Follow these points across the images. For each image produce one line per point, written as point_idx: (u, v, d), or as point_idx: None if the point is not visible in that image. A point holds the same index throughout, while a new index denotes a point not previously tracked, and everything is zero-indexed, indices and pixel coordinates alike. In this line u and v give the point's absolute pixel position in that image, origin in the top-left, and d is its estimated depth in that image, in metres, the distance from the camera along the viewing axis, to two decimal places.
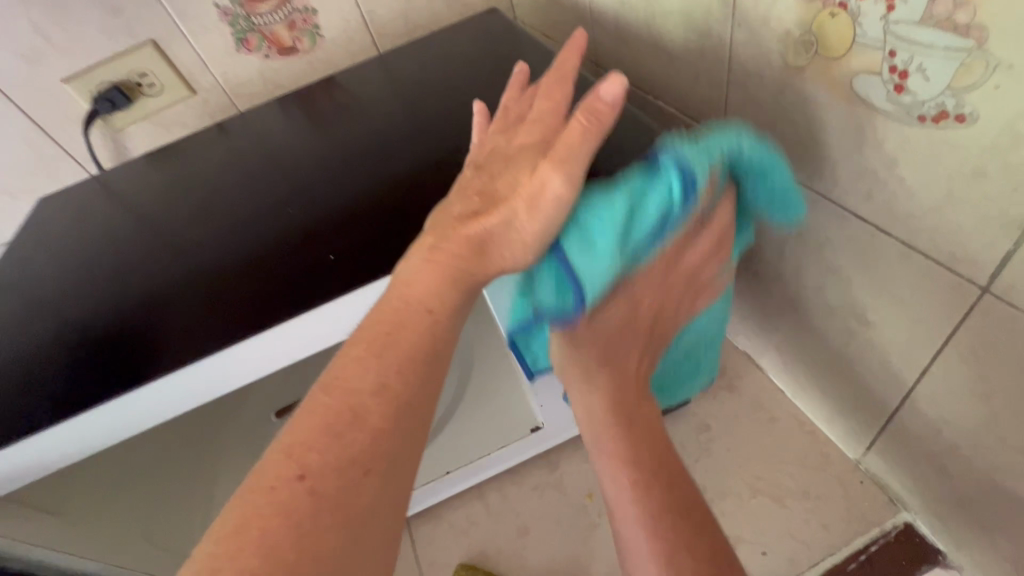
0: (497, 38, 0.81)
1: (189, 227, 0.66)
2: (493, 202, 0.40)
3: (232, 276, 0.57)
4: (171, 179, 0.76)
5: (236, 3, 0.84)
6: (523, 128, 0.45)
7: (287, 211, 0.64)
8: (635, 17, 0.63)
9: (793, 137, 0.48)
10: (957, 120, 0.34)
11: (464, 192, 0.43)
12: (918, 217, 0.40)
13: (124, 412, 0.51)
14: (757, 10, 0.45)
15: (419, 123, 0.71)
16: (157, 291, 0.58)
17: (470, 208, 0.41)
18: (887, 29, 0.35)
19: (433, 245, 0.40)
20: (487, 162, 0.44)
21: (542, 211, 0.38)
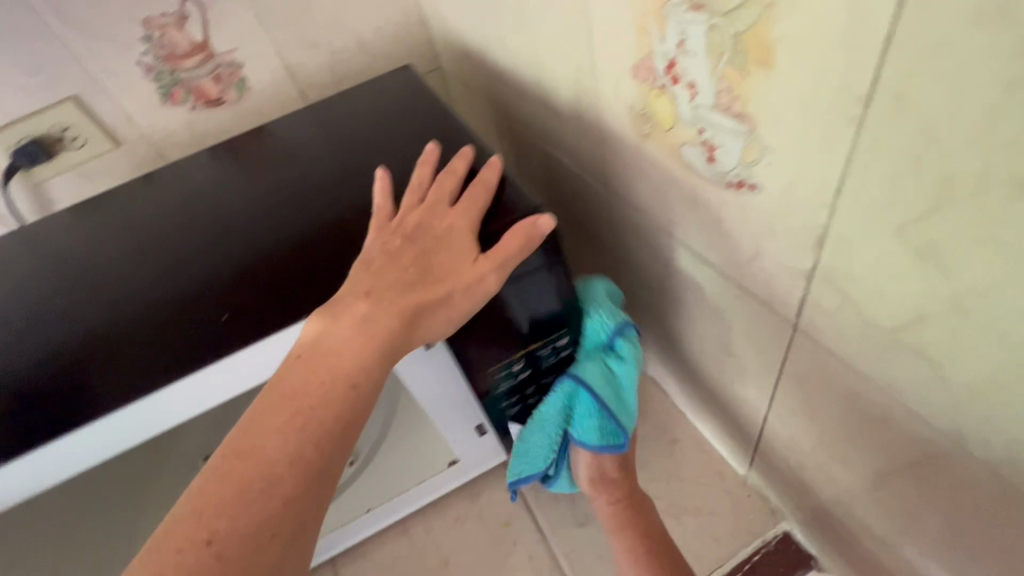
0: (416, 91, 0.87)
1: (118, 273, 0.67)
2: (430, 281, 0.47)
3: (158, 322, 0.59)
4: (100, 223, 0.77)
5: (159, 59, 0.87)
6: (454, 213, 0.51)
7: (205, 263, 0.65)
8: (528, 78, 0.70)
9: (652, 193, 0.54)
10: (750, 188, 0.40)
11: (399, 258, 0.48)
12: (743, 264, 0.46)
13: (54, 456, 0.54)
14: (610, 83, 0.51)
15: (340, 169, 0.74)
16: (75, 349, 0.58)
17: (406, 279, 0.47)
18: (695, 111, 0.42)
19: (366, 310, 0.44)
20: (419, 235, 0.49)
21: (476, 297, 0.48)
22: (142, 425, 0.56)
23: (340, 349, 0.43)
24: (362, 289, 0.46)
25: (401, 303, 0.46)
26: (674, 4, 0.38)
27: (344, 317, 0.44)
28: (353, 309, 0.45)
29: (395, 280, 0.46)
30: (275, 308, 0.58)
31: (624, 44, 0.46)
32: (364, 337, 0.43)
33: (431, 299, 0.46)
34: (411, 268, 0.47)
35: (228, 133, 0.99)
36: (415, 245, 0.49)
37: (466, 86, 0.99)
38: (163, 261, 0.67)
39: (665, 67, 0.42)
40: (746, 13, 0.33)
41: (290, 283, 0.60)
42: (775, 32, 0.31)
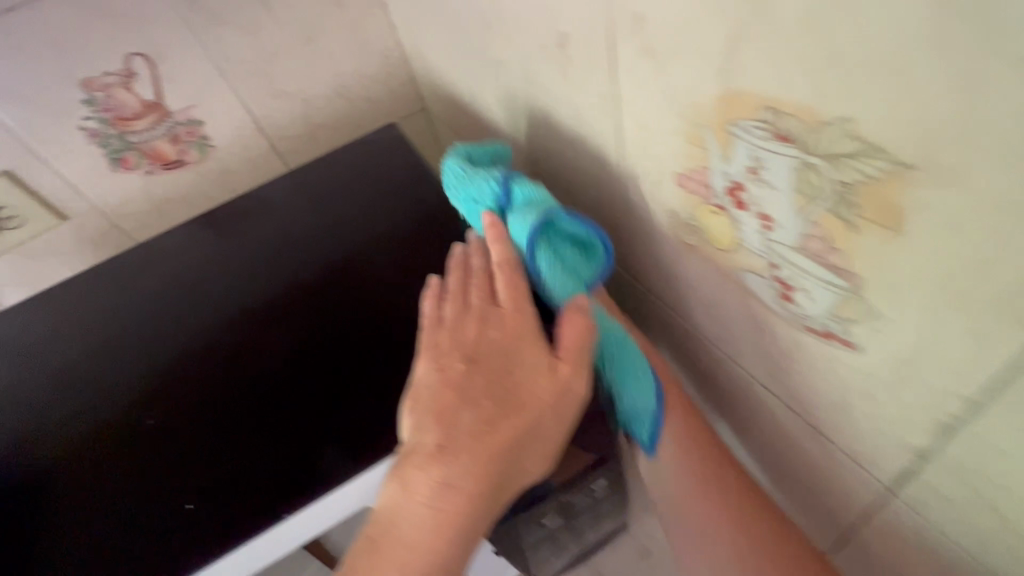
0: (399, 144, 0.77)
1: (95, 406, 0.52)
2: (511, 411, 0.37)
3: (175, 484, 0.46)
4: (48, 325, 0.58)
5: (104, 123, 0.76)
6: (500, 315, 0.41)
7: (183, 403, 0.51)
8: (533, 147, 0.61)
9: (694, 301, 0.47)
10: (844, 343, 0.32)
11: (464, 397, 0.37)
12: (821, 409, 0.38)
13: None
14: (645, 183, 0.43)
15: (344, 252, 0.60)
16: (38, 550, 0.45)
17: (482, 417, 0.36)
18: (767, 244, 0.33)
19: (439, 475, 0.35)
20: (477, 356, 0.39)
21: (564, 415, 0.38)
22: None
23: (416, 524, 0.35)
24: (430, 445, 0.36)
25: (484, 450, 0.36)
26: (748, 125, 0.29)
27: (416, 485, 0.36)
28: (428, 468, 0.36)
29: (469, 422, 0.36)
30: (292, 476, 0.46)
31: (668, 149, 0.38)
32: (455, 485, 0.35)
33: (519, 432, 0.37)
34: (481, 400, 0.37)
35: (192, 194, 0.89)
36: (473, 370, 0.38)
37: (454, 131, 0.90)
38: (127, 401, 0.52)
39: (727, 188, 0.34)
40: (866, 164, 0.24)
41: (305, 434, 0.48)
42: (916, 197, 0.23)
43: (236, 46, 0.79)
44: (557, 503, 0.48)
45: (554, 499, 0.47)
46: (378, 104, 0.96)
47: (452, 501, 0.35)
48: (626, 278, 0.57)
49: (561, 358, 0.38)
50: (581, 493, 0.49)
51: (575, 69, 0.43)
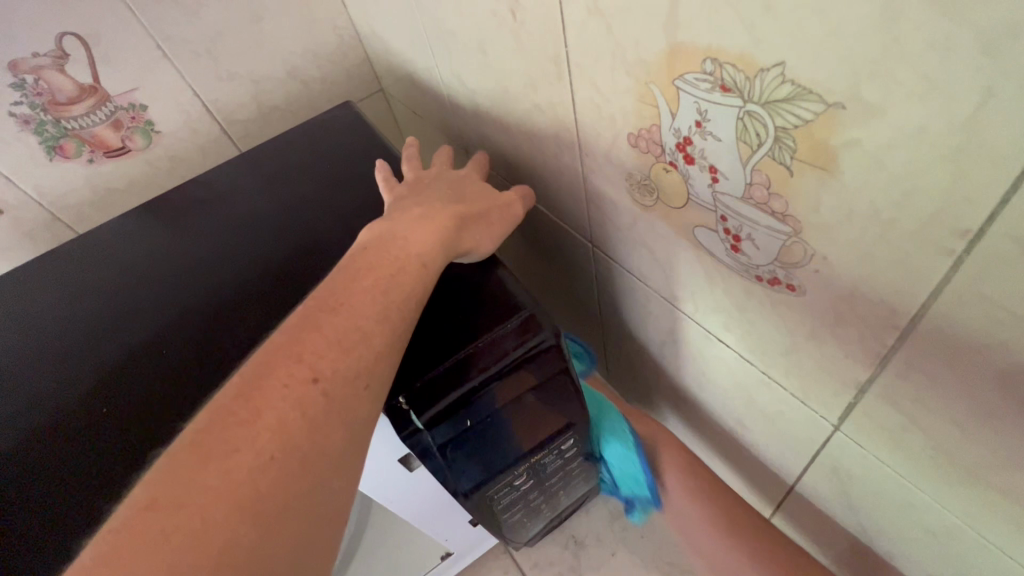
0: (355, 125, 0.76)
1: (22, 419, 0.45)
2: (461, 244, 0.43)
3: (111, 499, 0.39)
4: None
5: (37, 108, 0.72)
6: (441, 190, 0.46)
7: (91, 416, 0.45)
8: (491, 121, 0.61)
9: (652, 264, 0.48)
10: (789, 288, 0.34)
11: (415, 230, 0.41)
12: (770, 356, 0.40)
13: None
14: (599, 148, 0.44)
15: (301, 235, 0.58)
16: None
17: (431, 250, 0.40)
18: (715, 196, 0.35)
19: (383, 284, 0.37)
20: (426, 210, 0.43)
21: (496, 232, 0.46)
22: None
23: (360, 317, 0.36)
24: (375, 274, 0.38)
25: (429, 269, 0.40)
26: (692, 78, 0.30)
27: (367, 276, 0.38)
28: (356, 290, 0.37)
29: (407, 253, 0.40)
30: None
31: (619, 109, 0.39)
32: (376, 312, 0.36)
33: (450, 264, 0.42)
34: (434, 236, 0.41)
35: (138, 184, 0.85)
36: (406, 228, 0.41)
37: (414, 113, 0.89)
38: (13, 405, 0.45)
39: (676, 144, 0.35)
40: (798, 105, 0.26)
41: None
42: (845, 135, 0.25)
43: (181, 26, 0.76)
44: (527, 465, 0.49)
45: (523, 462, 0.48)
46: (334, 86, 0.94)
47: (378, 330, 0.36)
48: (587, 248, 0.58)
49: (497, 218, 0.46)
50: (549, 455, 0.50)
51: (526, 35, 0.43)
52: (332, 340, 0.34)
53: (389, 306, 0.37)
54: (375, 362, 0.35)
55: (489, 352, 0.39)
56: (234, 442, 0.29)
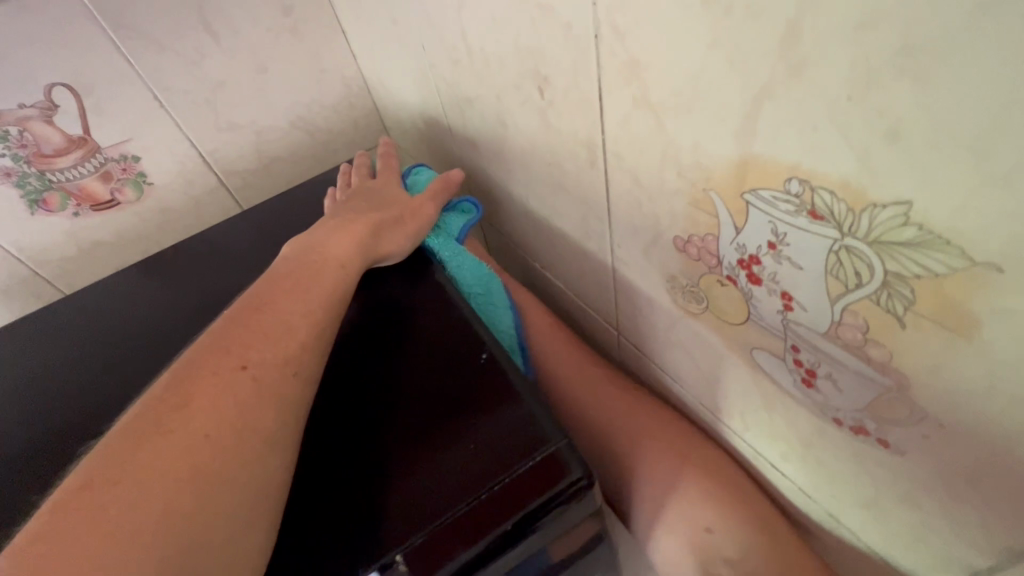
0: None
1: None
2: (372, 241, 0.45)
3: None
4: None
5: (21, 160, 0.67)
6: (358, 203, 0.49)
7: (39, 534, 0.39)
8: (508, 190, 0.56)
9: (692, 369, 0.42)
10: (880, 443, 0.28)
11: (331, 232, 0.44)
12: (843, 502, 0.34)
13: None
14: (636, 242, 0.39)
15: None
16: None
17: (346, 254, 0.43)
18: (786, 323, 0.29)
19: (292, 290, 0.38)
20: (342, 218, 0.46)
21: (413, 230, 0.47)
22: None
23: (274, 323, 0.36)
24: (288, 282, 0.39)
25: (339, 276, 0.41)
26: (769, 196, 0.25)
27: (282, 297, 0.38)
28: (279, 310, 0.37)
29: (325, 258, 0.42)
30: None
31: (666, 209, 0.33)
32: (289, 321, 0.36)
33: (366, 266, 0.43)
34: (346, 237, 0.44)
35: (127, 237, 0.80)
36: (321, 244, 0.43)
37: (422, 167, 0.84)
38: None
39: (738, 260, 0.29)
40: (926, 255, 0.20)
41: None
42: (995, 302, 0.19)
43: (181, 77, 0.72)
44: None
45: None
46: (339, 135, 0.89)
47: (291, 331, 0.36)
48: (613, 335, 0.52)
49: (414, 219, 0.48)
50: None
51: (555, 114, 0.38)
52: (240, 344, 0.34)
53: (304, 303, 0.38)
54: (284, 382, 0.33)
55: (463, 439, 0.34)
56: (140, 477, 0.27)
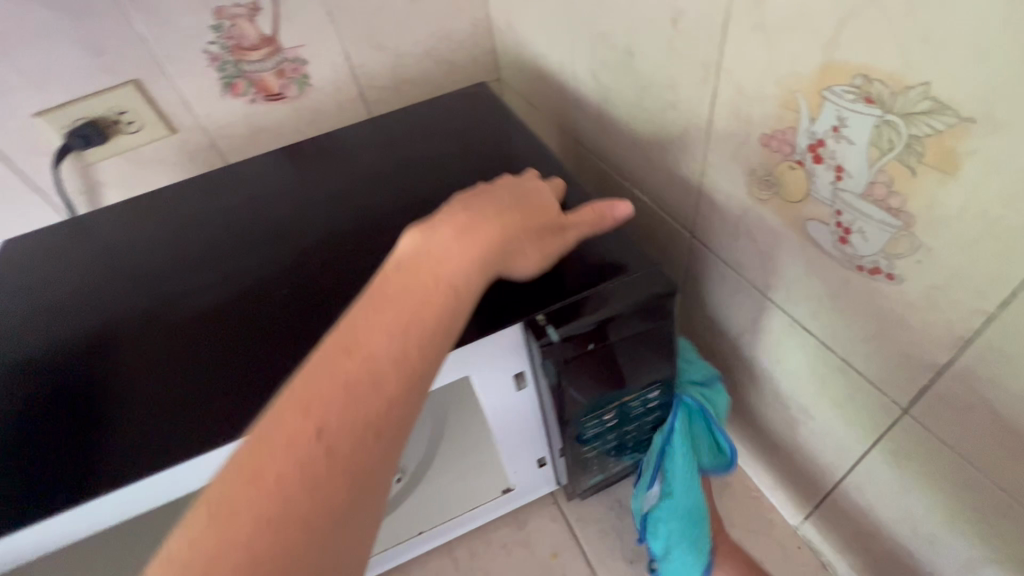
0: (478, 99, 0.86)
1: (178, 289, 0.64)
2: (501, 258, 0.42)
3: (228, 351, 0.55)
4: (160, 231, 0.74)
5: (226, 49, 0.84)
6: (497, 207, 0.43)
7: (269, 298, 0.60)
8: (615, 114, 0.69)
9: (751, 253, 0.54)
10: (887, 277, 0.40)
11: (456, 222, 0.40)
12: (854, 342, 0.46)
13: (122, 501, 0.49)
14: (727, 144, 0.51)
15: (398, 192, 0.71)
16: (126, 380, 0.55)
17: (483, 260, 0.40)
18: (835, 192, 0.42)
19: (424, 300, 0.35)
20: (470, 231, 0.40)
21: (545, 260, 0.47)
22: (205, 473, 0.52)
23: (393, 342, 0.32)
24: (426, 263, 0.37)
25: (483, 265, 0.40)
26: (839, 90, 0.38)
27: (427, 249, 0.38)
28: (422, 277, 0.36)
29: (442, 278, 0.36)
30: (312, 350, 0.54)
31: (759, 112, 0.46)
32: (431, 301, 0.35)
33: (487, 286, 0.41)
34: (473, 262, 0.39)
35: (282, 128, 0.97)
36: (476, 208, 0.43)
37: (528, 104, 0.98)
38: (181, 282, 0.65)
39: (809, 145, 0.42)
40: (934, 118, 0.33)
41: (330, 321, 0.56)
42: (970, 145, 0.31)
43: None
44: (616, 404, 0.54)
45: (614, 398, 0.54)
46: (460, 70, 1.04)
47: (438, 293, 0.35)
48: (685, 238, 0.65)
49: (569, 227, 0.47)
50: (635, 399, 0.55)
51: (681, 39, 0.51)
52: (412, 280, 0.36)
53: (460, 268, 0.38)
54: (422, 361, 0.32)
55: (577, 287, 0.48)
56: (322, 412, 0.28)
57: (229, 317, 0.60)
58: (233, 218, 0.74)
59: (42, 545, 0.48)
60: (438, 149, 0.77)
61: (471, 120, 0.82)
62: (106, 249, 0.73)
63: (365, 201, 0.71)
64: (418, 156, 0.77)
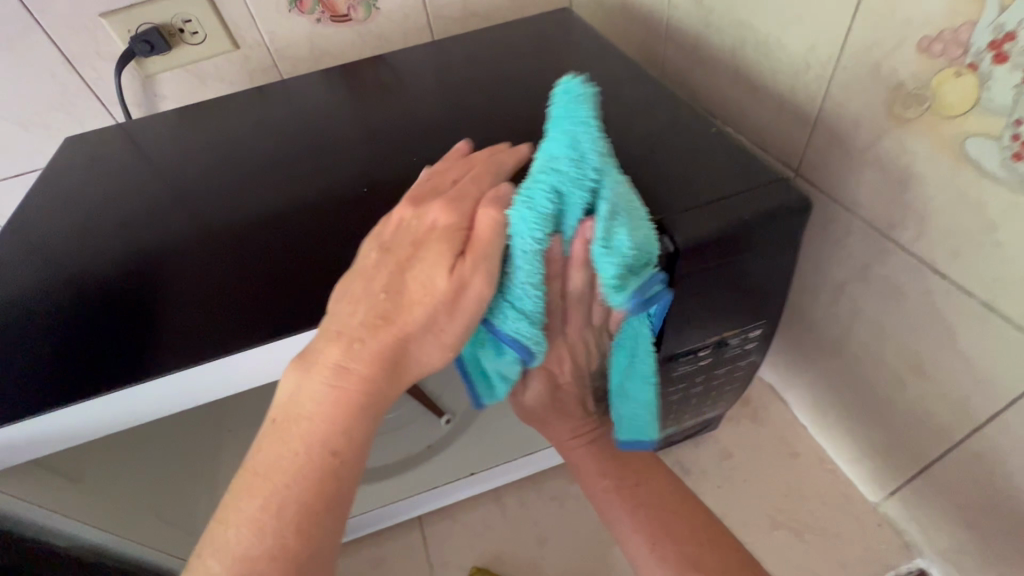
0: (554, 28, 0.81)
1: (229, 190, 0.60)
2: (406, 300, 0.33)
3: (282, 240, 0.50)
4: (212, 143, 0.72)
5: None
6: (444, 193, 0.37)
7: (326, 192, 0.56)
8: (717, 40, 0.63)
9: (878, 186, 0.49)
10: None
11: (367, 284, 0.34)
12: (1009, 279, 0.41)
13: (173, 392, 0.44)
14: (869, 55, 0.45)
15: (459, 107, 0.68)
16: (158, 280, 0.49)
17: (411, 291, 0.34)
18: (1018, 98, 0.36)
19: (377, 303, 0.33)
20: (396, 241, 0.36)
21: (466, 317, 0.34)
22: (240, 379, 0.45)
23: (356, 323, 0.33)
24: (360, 318, 0.33)
25: (387, 330, 0.33)
26: None
27: (350, 323, 0.33)
28: (336, 365, 0.33)
29: (344, 369, 0.33)
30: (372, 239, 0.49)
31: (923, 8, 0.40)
32: (352, 378, 0.33)
33: (418, 312, 0.33)
34: (383, 291, 0.34)
35: (344, 53, 0.93)
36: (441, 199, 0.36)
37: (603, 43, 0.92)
38: (231, 181, 0.61)
39: (990, 42, 0.37)
40: None
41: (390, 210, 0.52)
42: None
43: None
44: (715, 338, 0.48)
45: (716, 330, 0.47)
46: (533, 6, 0.98)
47: (342, 380, 0.32)
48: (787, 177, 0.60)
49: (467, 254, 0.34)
50: (736, 337, 0.49)
51: None
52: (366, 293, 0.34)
53: (418, 282, 0.34)
54: (421, 305, 0.33)
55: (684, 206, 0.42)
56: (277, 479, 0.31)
57: (281, 206, 0.55)
58: (297, 133, 0.71)
59: (77, 434, 0.43)
60: (516, 74, 0.72)
61: (550, 47, 0.77)
62: (167, 157, 0.70)
63: (439, 118, 0.67)
64: (494, 80, 0.72)
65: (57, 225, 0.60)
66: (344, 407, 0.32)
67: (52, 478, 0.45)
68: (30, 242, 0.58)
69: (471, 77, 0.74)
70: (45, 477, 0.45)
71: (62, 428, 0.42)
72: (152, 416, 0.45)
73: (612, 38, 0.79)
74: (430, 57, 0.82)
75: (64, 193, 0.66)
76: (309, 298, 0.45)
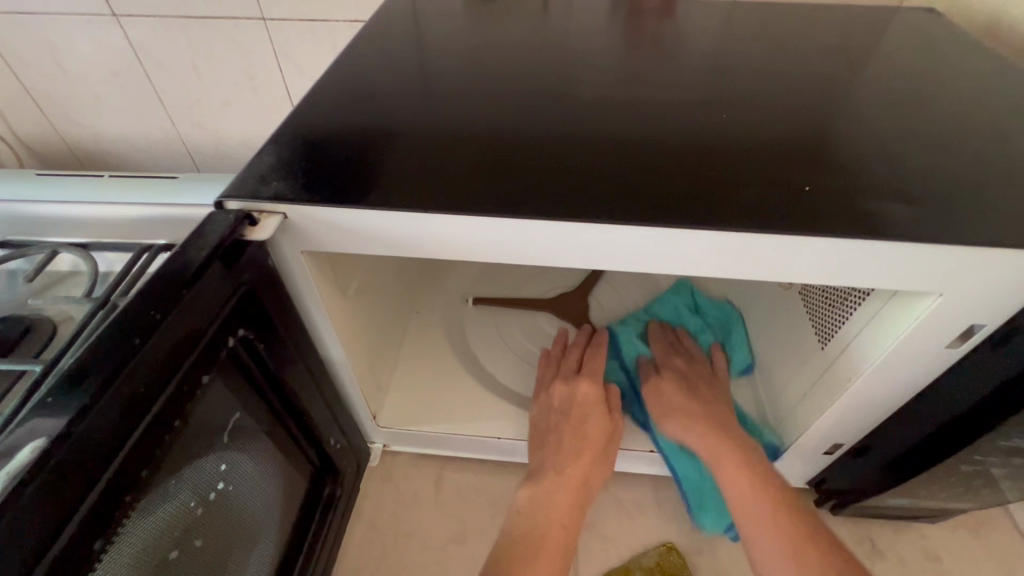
0: (884, 25, 0.71)
1: (528, 80, 0.58)
2: (736, 195, 0.41)
3: (595, 133, 0.48)
4: (501, 36, 0.71)
5: None
6: (783, 152, 0.45)
7: (637, 107, 0.52)
8: None
9: None
10: None
11: (703, 177, 0.42)
12: None
13: (459, 234, 0.40)
14: None
15: (776, 66, 0.61)
16: (478, 138, 0.46)
17: (741, 191, 0.41)
18: None
19: (713, 196, 0.40)
20: (741, 163, 0.44)
21: None
22: (536, 252, 0.41)
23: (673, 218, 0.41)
24: (698, 202, 0.40)
25: (715, 206, 0.40)
26: None
27: (684, 202, 0.40)
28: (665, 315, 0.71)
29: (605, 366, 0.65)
30: (704, 158, 0.44)
31: None
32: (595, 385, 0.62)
33: (738, 203, 0.40)
34: (721, 185, 0.41)
35: None
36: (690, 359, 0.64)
37: None
38: (530, 73, 0.60)
39: None
40: None
41: (716, 141, 0.47)
42: None
43: None
44: None
45: None
46: None
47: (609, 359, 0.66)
48: None
49: None
50: None
51: None
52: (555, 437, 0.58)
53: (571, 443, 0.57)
54: None
55: None
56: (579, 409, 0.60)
57: (587, 105, 0.53)
58: (574, 49, 0.68)
59: (355, 242, 0.40)
60: (831, 55, 0.64)
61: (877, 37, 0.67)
62: (443, 37, 0.70)
63: (742, 72, 0.60)
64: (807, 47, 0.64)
65: (346, 68, 0.60)
66: (569, 466, 0.55)
67: (321, 281, 0.43)
68: (336, 72, 0.60)
69: (783, 46, 0.67)
70: (319, 277, 0.43)
71: (345, 230, 0.38)
72: (425, 252, 0.41)
73: (950, 42, 0.67)
74: (721, 19, 0.76)
75: (350, 45, 0.67)
76: (653, 197, 0.40)
